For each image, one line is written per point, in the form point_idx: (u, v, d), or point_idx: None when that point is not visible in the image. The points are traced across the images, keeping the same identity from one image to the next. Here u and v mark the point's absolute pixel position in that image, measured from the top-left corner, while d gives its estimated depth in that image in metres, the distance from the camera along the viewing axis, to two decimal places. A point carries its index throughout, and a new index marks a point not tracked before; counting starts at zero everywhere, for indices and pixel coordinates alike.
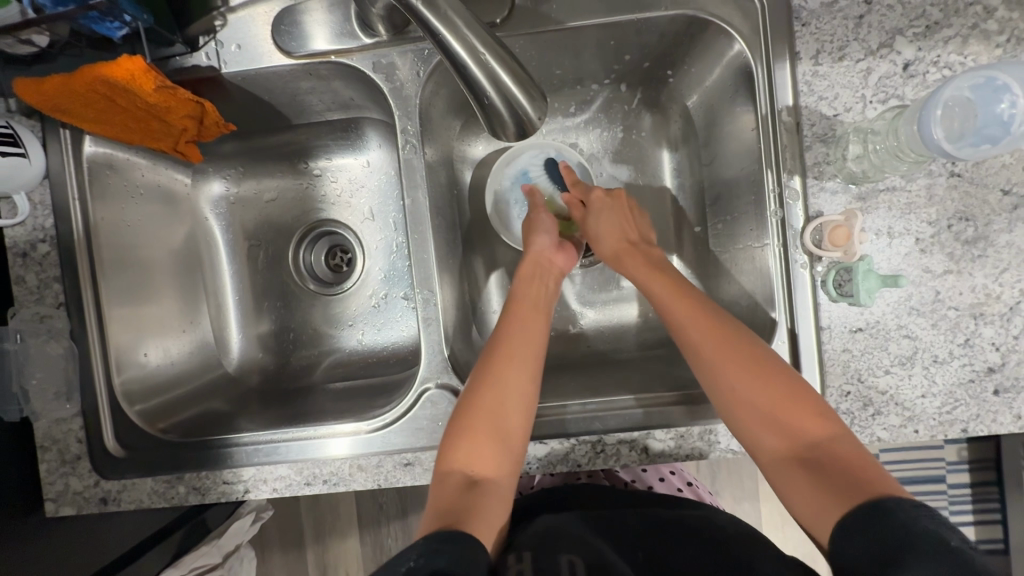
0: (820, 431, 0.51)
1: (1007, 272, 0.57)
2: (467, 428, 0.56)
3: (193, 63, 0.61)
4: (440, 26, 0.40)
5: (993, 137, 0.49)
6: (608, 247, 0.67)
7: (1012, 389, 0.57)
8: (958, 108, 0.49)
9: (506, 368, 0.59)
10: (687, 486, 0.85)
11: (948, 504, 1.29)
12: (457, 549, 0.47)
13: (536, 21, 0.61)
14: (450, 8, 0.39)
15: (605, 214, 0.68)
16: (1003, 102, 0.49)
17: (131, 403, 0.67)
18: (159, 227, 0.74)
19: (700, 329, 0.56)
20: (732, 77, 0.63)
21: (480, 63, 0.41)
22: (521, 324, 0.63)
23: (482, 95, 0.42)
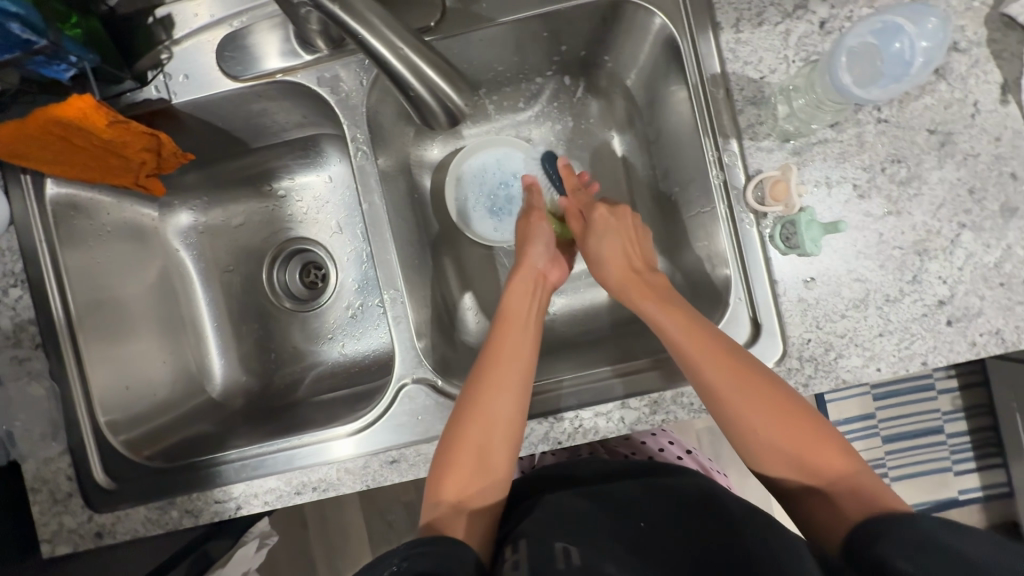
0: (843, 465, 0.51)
1: (943, 207, 0.59)
2: (457, 450, 0.57)
3: (144, 97, 0.63)
4: (358, 27, 0.41)
5: (897, 76, 0.53)
6: (614, 277, 0.66)
7: (964, 318, 0.59)
8: (862, 55, 0.53)
9: (492, 397, 0.58)
10: (686, 453, 0.88)
11: (949, 453, 1.34)
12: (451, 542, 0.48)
13: (469, 21, 0.63)
14: (370, 12, 0.41)
15: (610, 236, 0.67)
16: (896, 44, 0.53)
17: (115, 433, 0.67)
18: (130, 265, 0.76)
19: (724, 376, 0.55)
20: (661, 53, 0.65)
21: (400, 57, 0.42)
22: (507, 345, 0.62)
23: (408, 88, 0.44)
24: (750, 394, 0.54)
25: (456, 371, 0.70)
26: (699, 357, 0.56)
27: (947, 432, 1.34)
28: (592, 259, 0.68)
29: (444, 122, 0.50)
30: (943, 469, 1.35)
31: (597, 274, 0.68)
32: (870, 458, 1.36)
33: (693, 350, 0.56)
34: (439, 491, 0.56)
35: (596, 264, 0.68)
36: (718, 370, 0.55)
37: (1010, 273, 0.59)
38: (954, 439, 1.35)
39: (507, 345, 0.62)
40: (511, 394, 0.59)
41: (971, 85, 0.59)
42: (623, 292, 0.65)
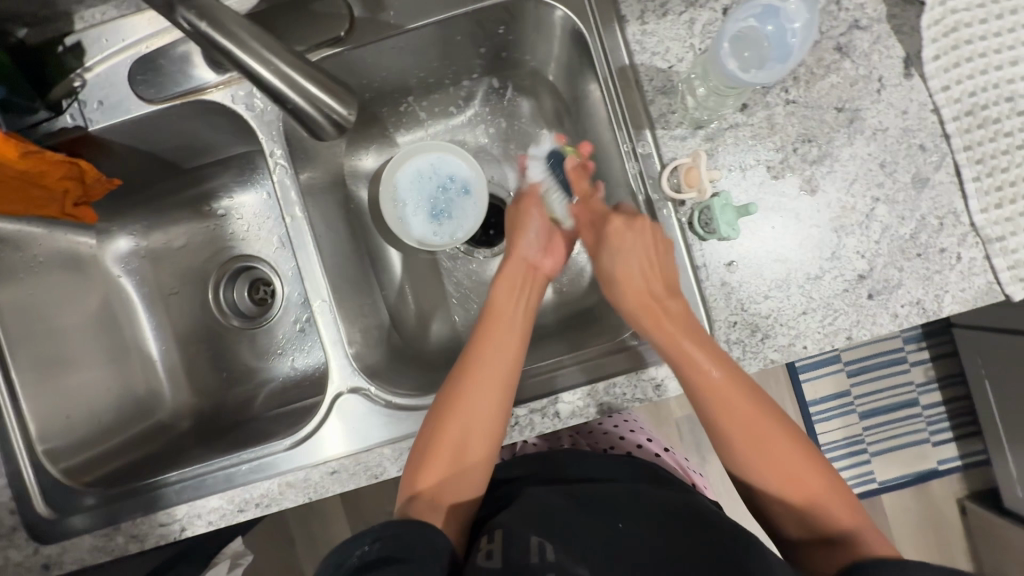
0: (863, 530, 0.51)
1: (856, 182, 0.60)
2: (436, 447, 0.57)
3: (60, 126, 0.63)
4: (229, 44, 0.41)
5: (779, 58, 0.57)
6: (632, 292, 0.60)
7: (885, 290, 0.60)
8: (745, 40, 0.58)
9: (471, 395, 0.58)
10: (664, 451, 0.89)
11: (925, 425, 1.35)
12: (410, 543, 0.49)
13: (378, 30, 0.63)
14: (238, 27, 0.41)
15: (625, 249, 0.60)
16: (770, 25, 0.58)
17: (55, 462, 0.67)
18: (69, 294, 0.76)
19: (746, 421, 0.54)
20: (572, 48, 0.66)
21: (268, 67, 0.41)
22: (494, 348, 0.61)
23: (285, 101, 0.42)
24: (764, 444, 0.54)
25: (396, 378, 0.70)
26: (722, 405, 0.55)
27: (922, 404, 1.36)
28: (608, 277, 0.63)
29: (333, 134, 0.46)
30: (921, 440, 1.36)
31: (611, 294, 0.63)
32: (849, 434, 1.37)
33: (716, 397, 0.55)
34: (415, 486, 0.56)
35: (613, 284, 0.62)
36: (740, 414, 0.54)
37: (926, 243, 0.60)
38: (930, 410, 1.36)
39: (509, 382, 0.59)
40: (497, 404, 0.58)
41: (875, 61, 0.60)
42: (637, 318, 0.60)
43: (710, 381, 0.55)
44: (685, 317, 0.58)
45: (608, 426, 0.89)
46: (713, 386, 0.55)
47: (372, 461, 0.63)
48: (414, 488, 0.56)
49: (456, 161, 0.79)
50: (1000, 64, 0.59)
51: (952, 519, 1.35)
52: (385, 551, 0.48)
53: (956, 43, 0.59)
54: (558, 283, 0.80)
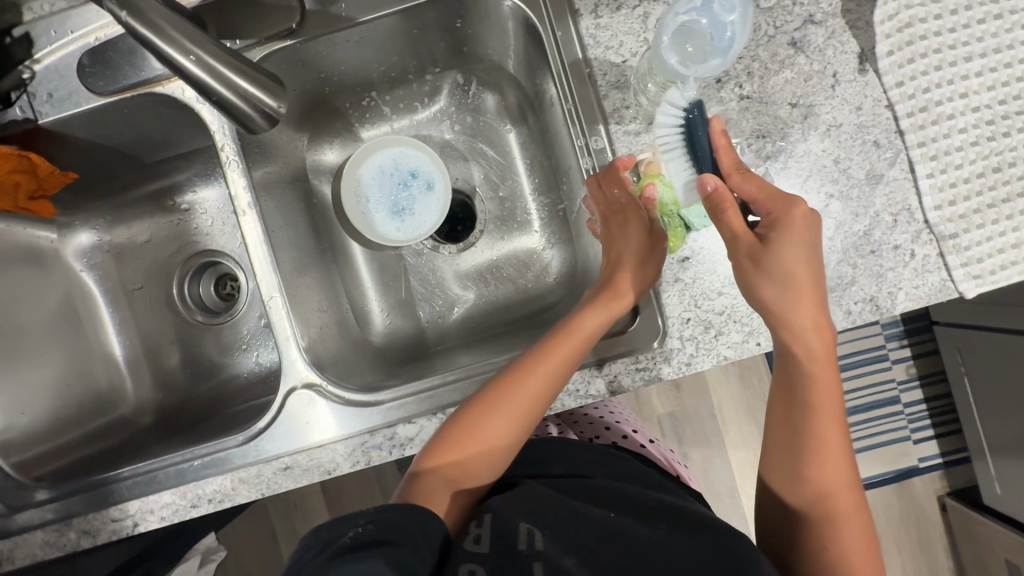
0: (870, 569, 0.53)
1: (810, 179, 0.60)
2: (456, 440, 0.57)
3: (10, 119, 0.63)
4: (149, 33, 0.42)
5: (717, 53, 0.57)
6: (773, 287, 0.54)
7: (839, 287, 0.60)
8: (684, 34, 0.57)
9: (514, 401, 0.57)
10: (650, 442, 0.88)
11: (907, 422, 1.35)
12: (406, 529, 0.49)
13: (329, 22, 0.63)
14: (160, 18, 0.42)
15: (791, 248, 0.53)
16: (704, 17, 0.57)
17: (7, 456, 0.67)
18: (26, 287, 0.75)
19: (828, 437, 0.55)
20: (529, 42, 0.65)
21: (186, 54, 0.41)
22: (543, 363, 0.57)
23: (208, 91, 0.42)
24: (838, 465, 0.55)
25: (353, 374, 0.70)
26: (822, 416, 0.55)
27: (904, 401, 1.36)
28: (761, 267, 0.54)
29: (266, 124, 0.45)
30: (901, 438, 1.36)
31: (759, 288, 0.54)
32: None
33: (819, 406, 0.55)
34: (428, 469, 0.57)
35: (761, 271, 0.54)
36: (828, 428, 0.55)
37: (879, 241, 0.60)
38: (911, 408, 1.36)
39: (549, 398, 0.58)
40: (527, 422, 0.58)
41: (829, 56, 0.60)
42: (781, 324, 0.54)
43: (823, 389, 0.55)
44: (826, 322, 0.54)
45: (594, 416, 0.89)
46: (822, 401, 0.55)
47: (325, 457, 0.62)
48: (427, 474, 0.57)
49: (421, 155, 0.78)
50: (954, 59, 0.59)
51: (932, 517, 1.35)
52: (378, 533, 0.48)
53: (910, 39, 0.59)
54: (523, 279, 0.79)
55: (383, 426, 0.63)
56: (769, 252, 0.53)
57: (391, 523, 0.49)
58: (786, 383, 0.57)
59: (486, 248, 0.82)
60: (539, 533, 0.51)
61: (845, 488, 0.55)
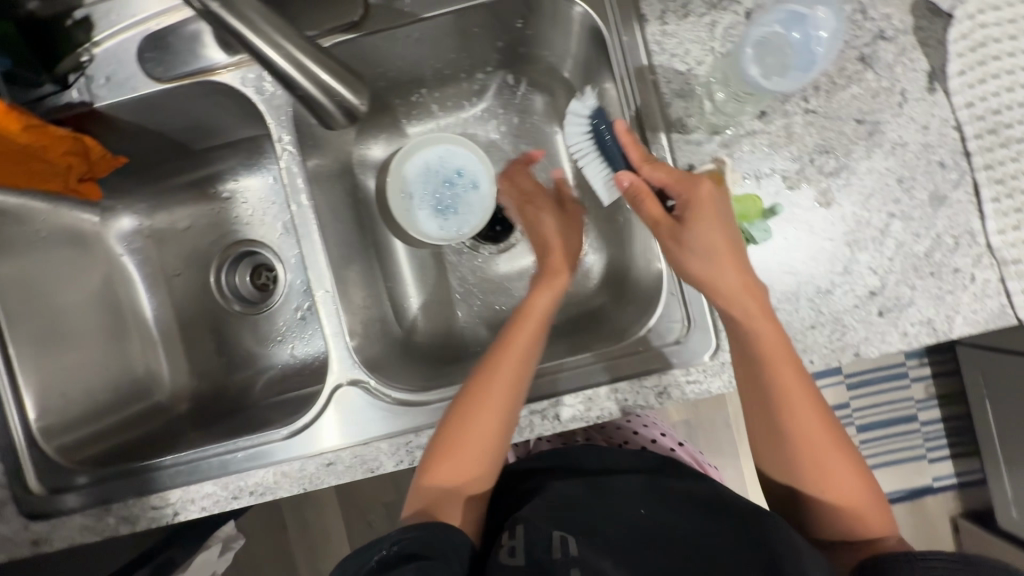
0: (874, 512, 0.53)
1: (872, 198, 0.59)
2: (443, 452, 0.57)
3: (67, 100, 0.62)
4: (237, 23, 0.39)
5: (806, 62, 0.55)
6: (698, 263, 0.53)
7: (895, 308, 0.59)
8: (772, 44, 0.56)
9: (489, 389, 0.57)
10: (678, 445, 0.89)
11: (923, 441, 1.34)
12: (430, 542, 0.50)
13: (393, 17, 0.62)
14: (251, 10, 0.40)
15: (707, 224, 0.53)
16: (797, 31, 0.55)
17: (48, 438, 0.66)
18: (69, 270, 0.75)
19: (794, 414, 0.53)
20: (592, 46, 0.65)
21: (282, 54, 0.41)
22: (509, 359, 0.58)
23: (297, 89, 0.43)
24: (815, 438, 0.54)
25: (396, 371, 0.69)
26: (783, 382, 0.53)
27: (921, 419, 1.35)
28: (686, 244, 0.53)
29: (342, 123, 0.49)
30: (917, 456, 1.35)
31: (689, 265, 0.54)
32: None
33: (776, 376, 0.53)
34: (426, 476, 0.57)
35: (683, 248, 0.54)
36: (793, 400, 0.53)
37: (939, 262, 0.59)
38: (929, 427, 1.35)
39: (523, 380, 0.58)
40: (510, 415, 0.58)
41: (898, 74, 0.59)
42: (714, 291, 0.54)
43: (772, 346, 0.53)
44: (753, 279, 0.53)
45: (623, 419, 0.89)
46: (775, 370, 0.53)
47: (369, 454, 0.62)
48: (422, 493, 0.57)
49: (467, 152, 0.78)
50: None
51: (944, 537, 1.35)
52: (407, 549, 0.49)
53: (983, 59, 0.58)
54: (563, 284, 0.79)
55: (429, 426, 0.62)
56: (687, 228, 0.53)
57: (416, 543, 0.50)
58: (742, 352, 0.55)
59: (528, 249, 0.81)
60: (573, 540, 0.51)
61: (835, 457, 0.54)
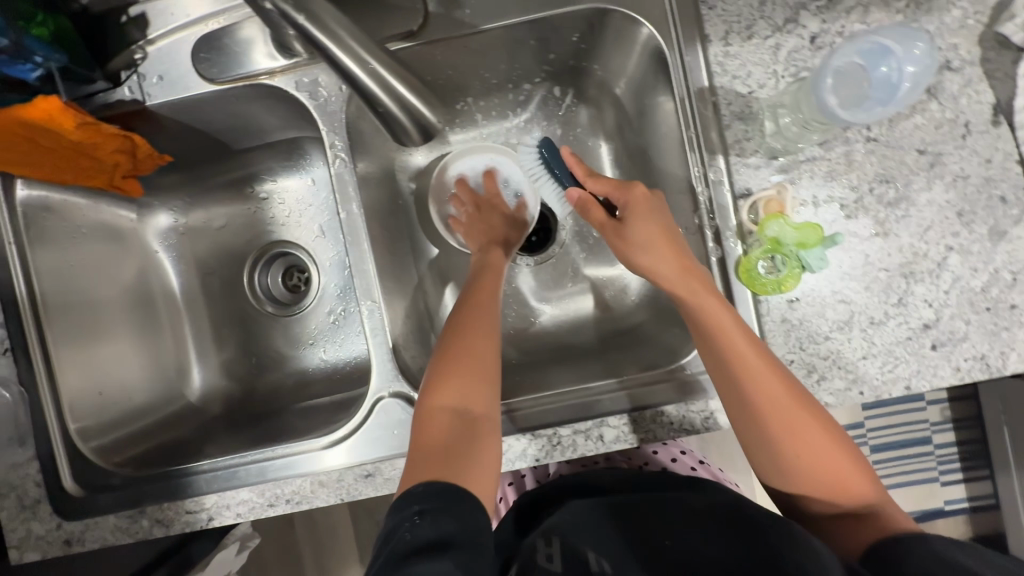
0: (864, 484, 0.54)
1: (930, 230, 0.58)
2: (434, 424, 0.56)
3: (117, 98, 0.62)
4: (325, 38, 0.39)
5: (881, 100, 0.53)
6: (649, 254, 0.60)
7: (949, 342, 0.59)
8: (851, 75, 0.53)
9: (468, 345, 0.60)
10: (702, 464, 0.88)
11: (936, 465, 1.32)
12: (460, 520, 0.48)
13: (451, 27, 0.62)
14: (340, 27, 0.39)
15: (649, 224, 0.60)
16: (886, 65, 0.52)
17: (86, 441, 0.66)
18: (105, 266, 0.74)
19: (776, 394, 0.53)
20: (650, 63, 0.64)
21: (370, 73, 0.41)
22: (479, 329, 0.61)
23: (375, 100, 0.43)
24: (797, 422, 0.53)
25: None
26: (749, 370, 0.54)
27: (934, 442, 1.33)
28: (631, 242, 0.61)
29: (417, 140, 0.50)
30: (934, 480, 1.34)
31: (637, 258, 0.61)
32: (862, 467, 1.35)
33: (743, 363, 0.54)
34: (422, 440, 0.55)
35: (629, 246, 0.61)
36: (771, 381, 0.53)
37: (996, 298, 0.58)
38: (941, 450, 1.33)
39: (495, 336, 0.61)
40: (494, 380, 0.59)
41: (963, 105, 0.58)
42: (667, 279, 0.58)
43: (733, 337, 0.54)
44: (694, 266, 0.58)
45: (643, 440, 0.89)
46: (738, 350, 0.54)
47: None
48: (418, 469, 0.54)
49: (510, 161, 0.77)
50: None
51: None
52: (437, 528, 0.46)
53: None
54: (601, 300, 0.78)
55: None
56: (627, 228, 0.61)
57: (450, 523, 0.47)
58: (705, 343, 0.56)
59: (568, 265, 0.80)
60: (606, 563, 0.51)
61: (823, 438, 0.53)
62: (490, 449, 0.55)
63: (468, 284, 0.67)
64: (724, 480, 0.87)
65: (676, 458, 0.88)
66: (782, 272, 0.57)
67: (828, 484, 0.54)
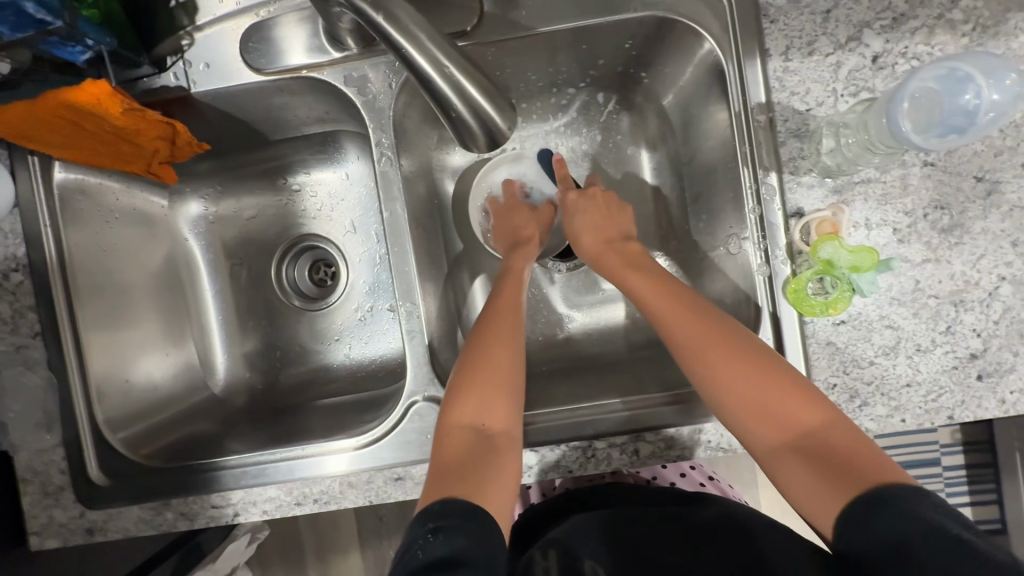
0: (816, 414, 0.51)
1: (983, 259, 0.57)
2: (455, 439, 0.55)
3: (161, 84, 0.62)
4: (402, 40, 0.38)
5: (958, 127, 0.51)
6: (590, 242, 0.68)
7: (995, 373, 0.58)
8: (926, 99, 0.51)
9: (492, 347, 0.59)
10: (709, 480, 0.86)
11: (943, 487, 1.15)
12: (473, 536, 0.47)
13: (506, 28, 0.62)
14: (414, 24, 0.38)
15: (586, 215, 0.69)
16: (968, 92, 0.50)
17: (113, 430, 0.65)
18: (136, 252, 0.73)
19: (717, 338, 0.55)
20: (705, 75, 0.63)
21: (445, 76, 0.40)
22: (503, 342, 0.60)
23: (449, 108, 0.41)
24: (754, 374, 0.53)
25: None
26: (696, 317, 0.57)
27: (943, 465, 1.15)
28: (573, 233, 0.69)
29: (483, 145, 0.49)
30: None
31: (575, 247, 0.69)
32: None
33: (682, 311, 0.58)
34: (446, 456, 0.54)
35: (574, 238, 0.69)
36: (682, 320, 0.57)
37: None
38: (950, 472, 1.15)
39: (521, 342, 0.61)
40: (516, 395, 0.58)
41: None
42: (596, 260, 0.67)
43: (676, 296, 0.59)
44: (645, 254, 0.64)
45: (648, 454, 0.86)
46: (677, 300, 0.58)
47: None
48: (436, 482, 0.52)
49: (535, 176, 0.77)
50: None
51: None
52: (450, 544, 0.46)
53: None
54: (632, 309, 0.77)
55: None
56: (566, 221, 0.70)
57: (463, 538, 0.46)
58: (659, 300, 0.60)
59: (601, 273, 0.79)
60: None
61: (782, 392, 0.52)
62: (509, 465, 0.54)
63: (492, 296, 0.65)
64: (731, 495, 0.85)
65: (684, 473, 0.86)
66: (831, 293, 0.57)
67: (777, 424, 0.52)
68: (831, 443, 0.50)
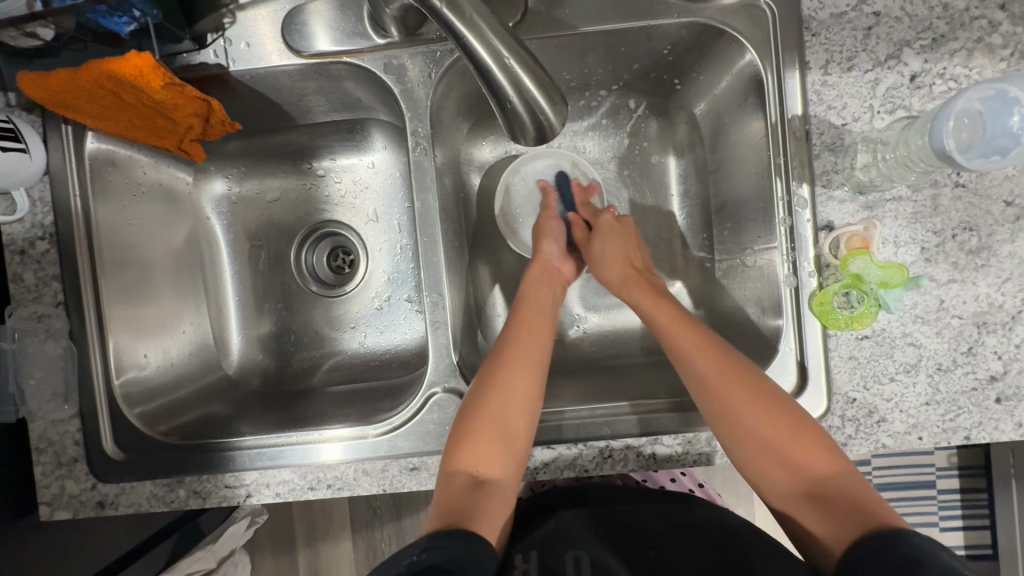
0: (822, 456, 0.53)
1: (1009, 282, 0.58)
2: (451, 482, 0.55)
3: (200, 60, 0.62)
4: (465, 30, 0.39)
5: (1003, 148, 0.52)
6: (612, 274, 0.69)
7: (1013, 397, 0.58)
8: (967, 118, 0.51)
9: (502, 377, 0.59)
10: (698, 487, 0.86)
11: (937, 510, 1.14)
12: (453, 551, 0.47)
13: (549, 25, 0.62)
14: (474, 11, 0.39)
15: (614, 237, 0.70)
16: (1013, 114, 0.51)
17: (130, 405, 0.65)
18: (159, 227, 0.73)
19: (729, 386, 0.55)
20: (742, 85, 0.63)
21: (505, 69, 0.40)
22: (512, 380, 0.59)
23: (505, 99, 0.42)
24: (772, 419, 0.54)
25: None
26: (704, 362, 0.57)
27: (938, 488, 1.15)
28: (597, 258, 0.70)
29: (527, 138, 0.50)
30: None
31: (597, 272, 0.70)
32: None
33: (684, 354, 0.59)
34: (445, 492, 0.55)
35: (597, 263, 0.70)
36: (704, 359, 0.57)
37: None
38: (944, 496, 1.14)
39: (536, 383, 0.60)
40: (512, 444, 0.57)
41: None
42: (621, 285, 0.68)
43: (688, 342, 0.59)
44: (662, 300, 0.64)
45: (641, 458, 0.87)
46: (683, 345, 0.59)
47: None
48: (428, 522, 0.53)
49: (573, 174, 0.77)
50: None
51: None
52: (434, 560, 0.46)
53: None
54: None
55: None
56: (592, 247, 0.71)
57: (444, 552, 0.47)
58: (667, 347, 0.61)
59: None
60: None
61: (800, 440, 0.53)
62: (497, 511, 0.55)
63: (509, 331, 0.65)
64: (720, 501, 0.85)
65: (675, 479, 0.86)
66: (855, 307, 0.57)
67: (790, 471, 0.53)
68: (843, 489, 0.51)
